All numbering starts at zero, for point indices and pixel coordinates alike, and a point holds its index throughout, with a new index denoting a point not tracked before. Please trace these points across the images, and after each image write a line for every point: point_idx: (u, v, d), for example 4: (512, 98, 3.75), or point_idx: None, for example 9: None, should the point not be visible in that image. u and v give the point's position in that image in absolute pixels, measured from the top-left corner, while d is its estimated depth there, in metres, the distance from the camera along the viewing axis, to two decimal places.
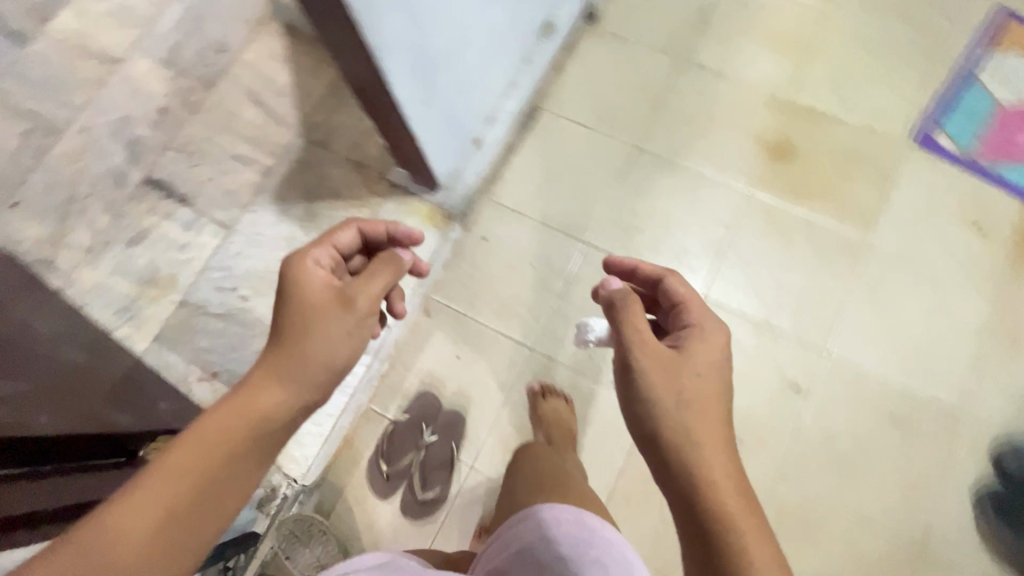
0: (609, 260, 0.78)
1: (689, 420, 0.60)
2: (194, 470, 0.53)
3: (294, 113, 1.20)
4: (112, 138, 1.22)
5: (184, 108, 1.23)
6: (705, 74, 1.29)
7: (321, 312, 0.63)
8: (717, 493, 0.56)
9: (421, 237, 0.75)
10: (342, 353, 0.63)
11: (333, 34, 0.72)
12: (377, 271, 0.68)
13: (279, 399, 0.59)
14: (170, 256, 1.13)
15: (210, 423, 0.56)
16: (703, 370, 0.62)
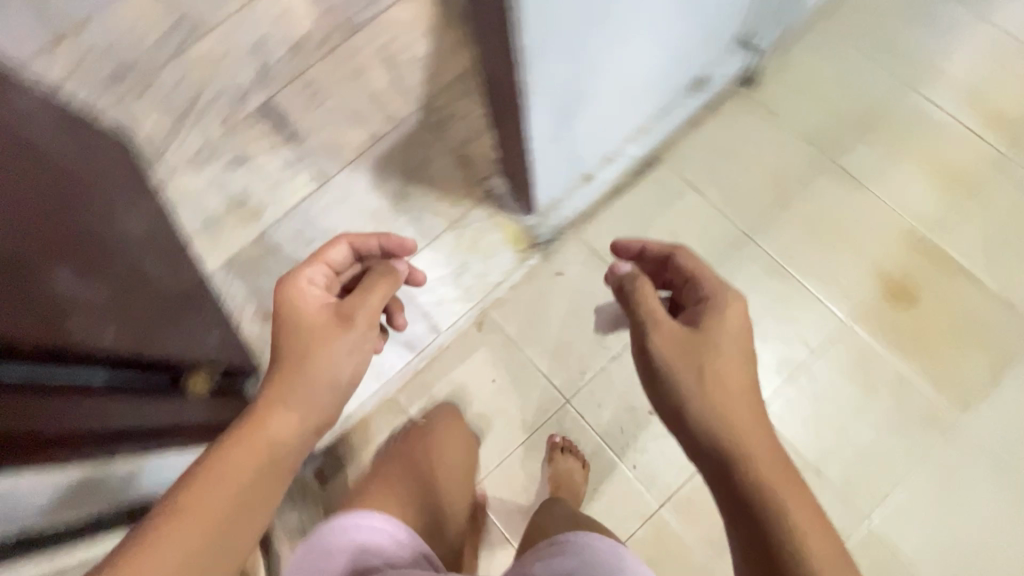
0: (618, 242, 0.77)
1: (717, 401, 0.57)
2: (217, 500, 0.55)
3: (421, 87, 1.18)
4: (246, 55, 1.24)
5: (319, 47, 1.23)
6: (848, 181, 1.18)
7: (320, 331, 0.68)
8: (746, 457, 0.54)
9: (414, 245, 0.79)
10: (343, 369, 0.67)
11: (493, 51, 0.68)
12: (375, 286, 0.73)
13: (289, 425, 0.63)
14: (263, 188, 1.15)
15: (223, 455, 0.58)
16: (726, 343, 0.60)
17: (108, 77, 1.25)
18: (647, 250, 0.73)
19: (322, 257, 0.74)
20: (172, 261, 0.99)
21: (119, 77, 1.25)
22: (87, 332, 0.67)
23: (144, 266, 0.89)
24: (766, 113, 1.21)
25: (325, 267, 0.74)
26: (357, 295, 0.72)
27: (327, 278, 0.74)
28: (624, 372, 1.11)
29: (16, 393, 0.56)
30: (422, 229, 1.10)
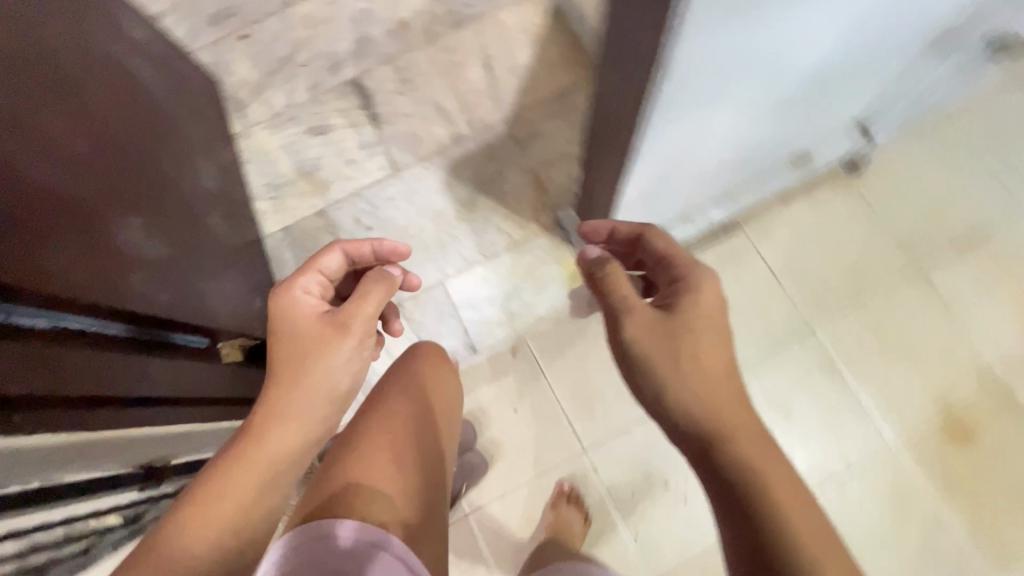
0: (584, 224, 0.73)
1: (694, 384, 0.55)
2: (218, 526, 0.56)
3: (513, 97, 1.15)
4: (348, 26, 1.23)
5: (421, 33, 1.20)
6: (931, 298, 1.10)
7: (315, 343, 0.65)
8: (729, 446, 0.52)
9: (407, 248, 0.75)
10: (341, 378, 0.66)
11: (619, 94, 0.65)
12: (368, 292, 0.70)
13: (289, 441, 0.62)
14: (335, 163, 1.14)
15: (223, 479, 0.58)
16: (701, 324, 0.58)
17: (213, 18, 1.26)
18: (616, 231, 0.70)
19: (314, 262, 0.70)
20: (235, 219, 1.01)
21: (223, 21, 1.26)
22: (148, 291, 0.70)
23: (207, 221, 0.90)
24: (862, 206, 1.14)
25: (319, 274, 0.70)
26: (350, 301, 0.69)
27: (321, 284, 0.70)
28: (650, 437, 1.06)
29: (72, 340, 0.57)
30: (482, 244, 1.08)
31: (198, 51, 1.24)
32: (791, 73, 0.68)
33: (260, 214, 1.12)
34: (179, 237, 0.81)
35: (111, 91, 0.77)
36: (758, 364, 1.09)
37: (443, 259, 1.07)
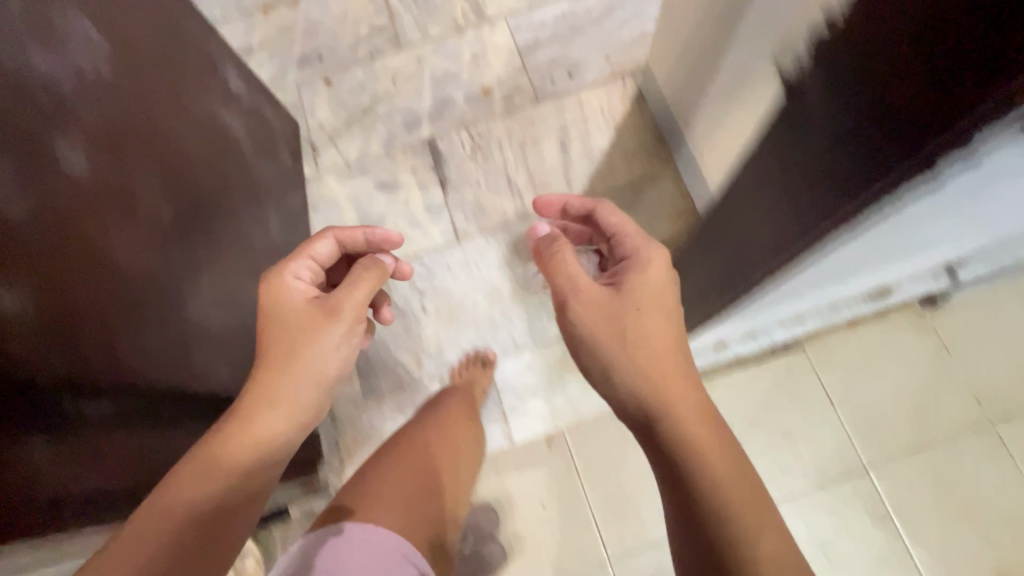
0: (542, 200, 0.83)
1: (640, 355, 0.62)
2: (200, 499, 0.58)
3: (584, 181, 1.13)
4: (431, 84, 1.24)
5: (502, 102, 1.21)
6: (1005, 458, 1.01)
7: (307, 326, 0.70)
8: (671, 415, 0.58)
9: (397, 236, 0.83)
10: (332, 364, 0.71)
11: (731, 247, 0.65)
12: (358, 279, 0.75)
13: (277, 425, 0.67)
14: (398, 222, 1.14)
15: (210, 455, 0.61)
16: (645, 304, 0.65)
17: (302, 58, 1.30)
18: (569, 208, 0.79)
19: (307, 249, 0.77)
20: None
21: (312, 62, 1.29)
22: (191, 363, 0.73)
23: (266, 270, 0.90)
24: (938, 347, 1.07)
25: (310, 260, 0.77)
26: (341, 288, 0.74)
27: (311, 269, 0.77)
28: None
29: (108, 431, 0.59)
30: (534, 328, 1.06)
31: (283, 88, 1.27)
32: (946, 226, 0.66)
33: None
34: (238, 311, 0.85)
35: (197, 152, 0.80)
36: (804, 498, 1.02)
37: (493, 337, 1.05)
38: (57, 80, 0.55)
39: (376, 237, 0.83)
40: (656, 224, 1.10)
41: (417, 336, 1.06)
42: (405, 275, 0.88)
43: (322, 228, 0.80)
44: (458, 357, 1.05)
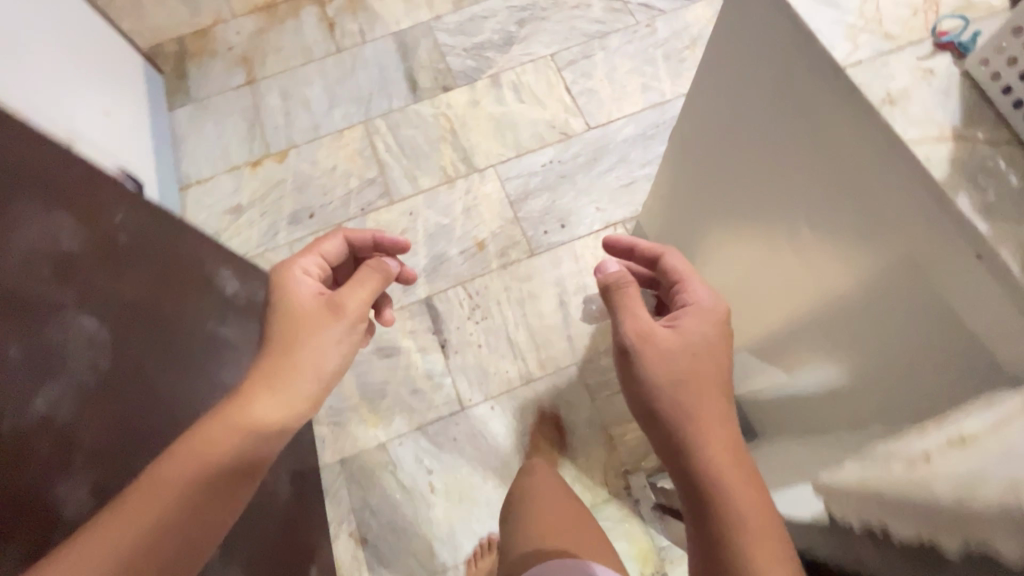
0: (610, 244, 0.87)
1: (684, 392, 0.62)
2: (184, 482, 0.57)
3: (585, 338, 1.13)
4: (425, 240, 1.24)
5: (498, 257, 1.21)
6: None
7: (311, 318, 0.70)
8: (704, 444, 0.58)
9: (409, 244, 0.81)
10: (330, 358, 0.70)
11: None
12: (366, 279, 0.76)
13: (269, 411, 0.65)
14: (399, 392, 1.12)
15: (205, 434, 0.60)
16: (699, 348, 0.65)
17: (294, 216, 1.30)
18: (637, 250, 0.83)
19: (315, 246, 0.79)
20: (303, 480, 0.97)
21: (303, 220, 1.29)
22: None
23: (269, 477, 0.85)
24: None
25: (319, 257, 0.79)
26: (346, 288, 0.75)
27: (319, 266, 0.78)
28: None
29: None
30: None
31: (276, 249, 1.27)
32: None
33: (318, 441, 1.09)
34: (262, 538, 0.79)
35: (196, 371, 0.78)
36: None
37: None
38: (61, 401, 0.55)
39: (385, 240, 0.85)
40: None
41: (429, 522, 1.03)
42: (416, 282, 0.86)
43: (331, 231, 0.83)
44: (474, 542, 1.01)
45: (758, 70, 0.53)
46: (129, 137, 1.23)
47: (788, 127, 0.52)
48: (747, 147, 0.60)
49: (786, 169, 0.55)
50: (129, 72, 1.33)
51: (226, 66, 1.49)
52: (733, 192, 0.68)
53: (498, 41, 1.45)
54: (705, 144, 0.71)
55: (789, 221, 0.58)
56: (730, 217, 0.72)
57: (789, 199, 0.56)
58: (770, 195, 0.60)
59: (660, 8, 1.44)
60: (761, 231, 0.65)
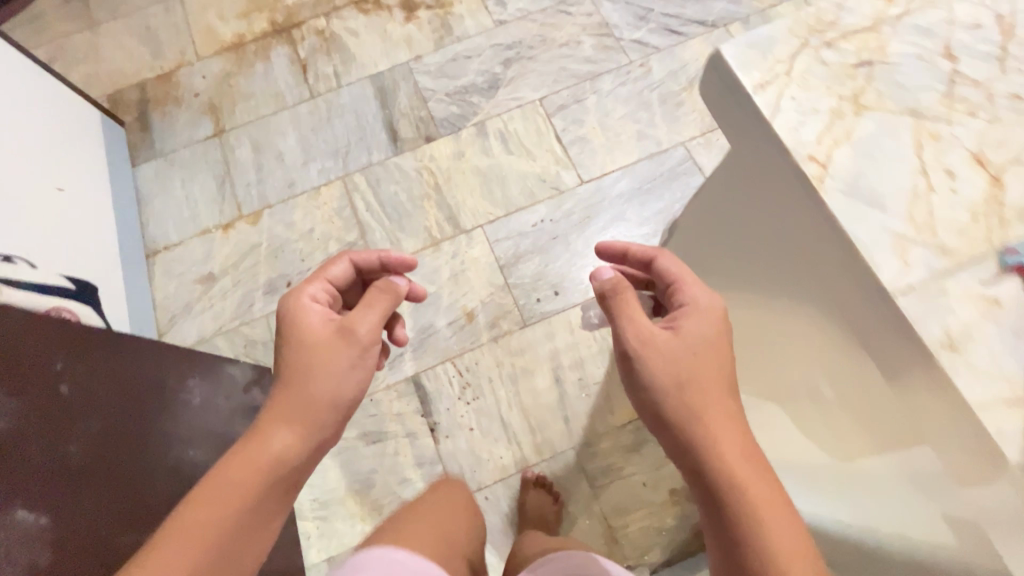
0: (599, 245, 0.74)
1: (691, 397, 0.57)
2: (211, 523, 0.53)
3: (583, 419, 1.06)
4: (411, 311, 1.17)
5: (488, 328, 1.14)
6: None
7: (322, 349, 0.63)
8: (716, 448, 0.54)
9: (414, 261, 0.74)
10: (346, 389, 0.62)
11: None
12: (373, 301, 0.66)
13: (291, 442, 0.59)
14: (388, 482, 1.05)
15: (225, 477, 0.55)
16: (698, 349, 0.60)
17: (270, 284, 1.22)
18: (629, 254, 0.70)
19: (322, 273, 0.70)
20: None
21: (279, 290, 1.21)
22: None
23: None
24: None
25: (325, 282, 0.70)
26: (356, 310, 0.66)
27: (328, 293, 0.70)
28: None
29: None
30: None
31: (251, 321, 1.19)
32: None
33: (304, 538, 1.03)
34: None
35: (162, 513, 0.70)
36: None
37: None
38: None
39: (394, 260, 0.74)
40: (663, 471, 1.03)
41: None
42: (424, 301, 0.75)
43: (338, 252, 0.73)
44: None
45: (790, 211, 0.49)
46: (88, 212, 1.12)
47: (815, 273, 0.50)
48: (775, 263, 0.58)
49: (810, 304, 0.53)
50: (85, 134, 1.22)
51: (192, 115, 1.39)
52: (750, 296, 0.66)
53: (484, 84, 1.35)
54: (728, 243, 0.68)
55: (812, 350, 0.57)
56: (743, 318, 0.70)
57: (813, 328, 0.55)
58: (794, 314, 0.58)
59: (655, 45, 1.36)
60: (779, 340, 0.63)
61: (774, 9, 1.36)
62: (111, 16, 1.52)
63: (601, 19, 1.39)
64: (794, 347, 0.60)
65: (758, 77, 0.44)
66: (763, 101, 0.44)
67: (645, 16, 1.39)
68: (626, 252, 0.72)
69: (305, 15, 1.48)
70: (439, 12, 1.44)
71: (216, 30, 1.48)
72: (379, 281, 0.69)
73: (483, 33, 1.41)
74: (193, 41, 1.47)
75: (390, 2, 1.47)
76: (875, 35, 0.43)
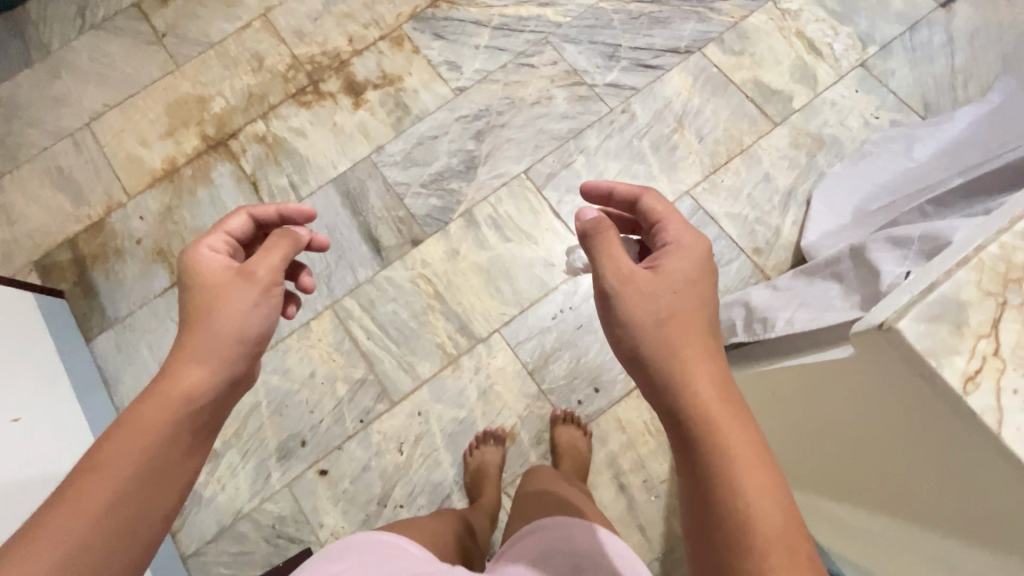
0: (583, 186, 0.68)
1: (666, 325, 0.56)
2: (122, 467, 0.49)
3: (658, 525, 1.00)
4: (446, 444, 1.07)
5: (534, 445, 1.07)
6: None
7: (222, 292, 0.60)
8: (680, 356, 0.54)
9: (313, 209, 0.69)
10: (253, 323, 0.60)
11: None
12: (269, 245, 0.65)
13: (202, 379, 0.56)
14: None
15: (143, 410, 0.53)
16: (681, 286, 0.58)
17: (282, 449, 1.09)
18: (615, 193, 0.66)
19: (219, 225, 0.67)
20: None
21: (295, 451, 1.08)
22: None
23: None
24: None
25: (226, 235, 0.66)
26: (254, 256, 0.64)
27: (229, 244, 0.67)
28: None
29: None
30: None
31: (272, 496, 1.07)
32: None
33: None
34: None
35: None
36: None
37: None
38: None
39: (292, 212, 0.69)
40: None
41: None
42: (327, 249, 0.72)
43: (237, 206, 0.69)
44: None
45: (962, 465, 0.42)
46: (52, 433, 0.95)
47: (957, 484, 0.44)
48: (848, 416, 0.55)
49: (910, 477, 0.50)
50: (29, 326, 1.04)
51: (141, 267, 1.22)
52: (831, 439, 0.61)
53: (460, 166, 1.23)
54: (801, 394, 0.65)
55: (924, 528, 0.51)
56: (828, 466, 0.64)
57: (919, 505, 0.50)
58: (889, 479, 0.53)
59: (631, 85, 1.25)
60: (868, 492, 0.58)
61: (746, 22, 1.27)
62: (11, 163, 1.31)
63: (568, 66, 1.28)
64: (893, 507, 0.55)
65: (964, 365, 0.36)
66: (980, 404, 0.35)
67: (614, 53, 1.28)
68: (613, 193, 0.68)
69: (239, 121, 1.31)
70: (390, 90, 1.29)
71: (140, 158, 1.30)
72: (274, 231, 0.67)
73: (444, 106, 1.27)
74: (117, 175, 1.29)
75: (332, 88, 1.31)
76: None
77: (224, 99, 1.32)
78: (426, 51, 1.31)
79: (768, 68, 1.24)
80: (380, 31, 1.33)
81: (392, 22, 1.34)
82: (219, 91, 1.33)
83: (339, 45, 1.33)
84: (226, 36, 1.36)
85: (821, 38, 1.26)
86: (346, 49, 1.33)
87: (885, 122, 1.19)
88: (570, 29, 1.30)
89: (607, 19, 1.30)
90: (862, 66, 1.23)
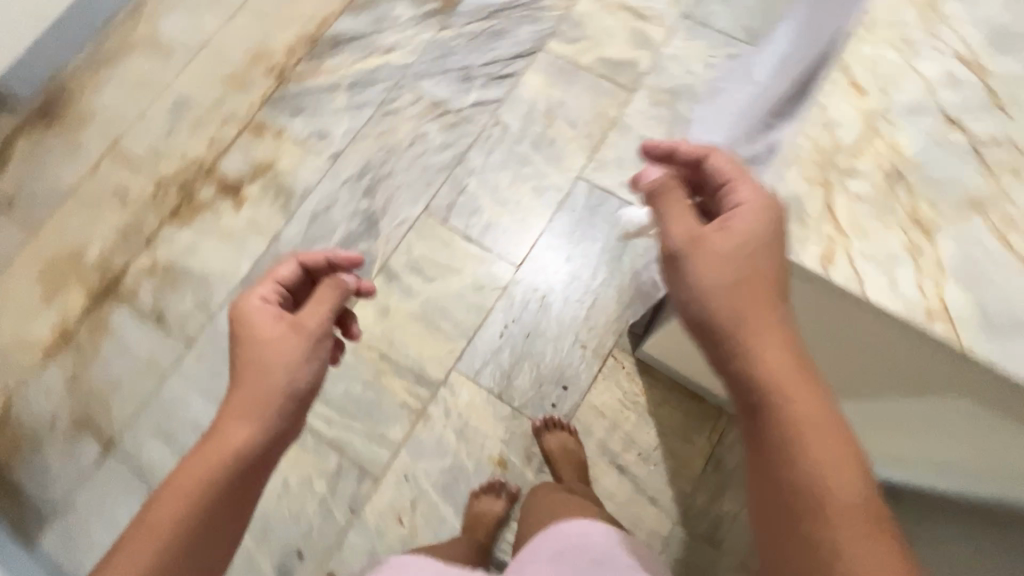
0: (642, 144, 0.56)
1: (739, 293, 0.46)
2: (169, 531, 0.48)
3: (667, 491, 1.02)
4: (443, 497, 1.05)
5: (527, 463, 1.06)
6: None
7: (273, 342, 0.58)
8: (757, 330, 0.45)
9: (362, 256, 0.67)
10: (299, 378, 0.57)
11: None
12: (324, 298, 0.64)
13: (249, 437, 0.54)
14: None
15: (190, 471, 0.51)
16: (759, 251, 0.47)
17: (281, 569, 1.02)
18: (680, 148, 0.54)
19: (268, 277, 0.66)
20: None
21: (294, 567, 1.02)
22: None
23: None
24: None
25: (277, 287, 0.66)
26: (306, 307, 0.63)
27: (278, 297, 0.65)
28: None
29: None
30: None
31: None
32: None
33: None
34: None
35: None
36: None
37: None
38: None
39: (342, 257, 0.67)
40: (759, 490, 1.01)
41: None
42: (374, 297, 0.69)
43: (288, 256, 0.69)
44: None
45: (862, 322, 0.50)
46: None
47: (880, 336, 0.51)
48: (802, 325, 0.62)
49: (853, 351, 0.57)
50: None
51: (65, 444, 1.13)
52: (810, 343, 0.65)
53: (361, 227, 1.23)
54: None
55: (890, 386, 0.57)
56: (833, 376, 0.66)
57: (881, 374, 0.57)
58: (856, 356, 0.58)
59: (494, 98, 1.30)
60: (854, 374, 0.62)
61: (573, 10, 1.36)
62: None
63: (430, 99, 1.31)
64: (875, 378, 0.59)
65: (818, 250, 0.46)
66: (840, 276, 0.45)
67: (467, 75, 1.32)
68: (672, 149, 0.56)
69: (122, 259, 1.24)
70: (267, 177, 1.28)
71: (27, 333, 1.20)
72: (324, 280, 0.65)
73: (325, 175, 1.27)
74: (7, 361, 1.18)
75: (208, 195, 1.27)
76: (877, 139, 0.47)
77: (98, 243, 1.25)
78: (290, 129, 1.31)
79: (608, 43, 1.33)
80: (237, 125, 1.32)
81: (247, 114, 1.32)
82: (90, 238, 1.26)
83: (201, 152, 1.30)
84: (80, 181, 1.30)
85: (642, 4, 1.36)
86: (209, 153, 1.30)
87: (722, 58, 1.30)
88: (420, 65, 1.34)
89: (450, 46, 1.35)
90: (686, 17, 1.34)
